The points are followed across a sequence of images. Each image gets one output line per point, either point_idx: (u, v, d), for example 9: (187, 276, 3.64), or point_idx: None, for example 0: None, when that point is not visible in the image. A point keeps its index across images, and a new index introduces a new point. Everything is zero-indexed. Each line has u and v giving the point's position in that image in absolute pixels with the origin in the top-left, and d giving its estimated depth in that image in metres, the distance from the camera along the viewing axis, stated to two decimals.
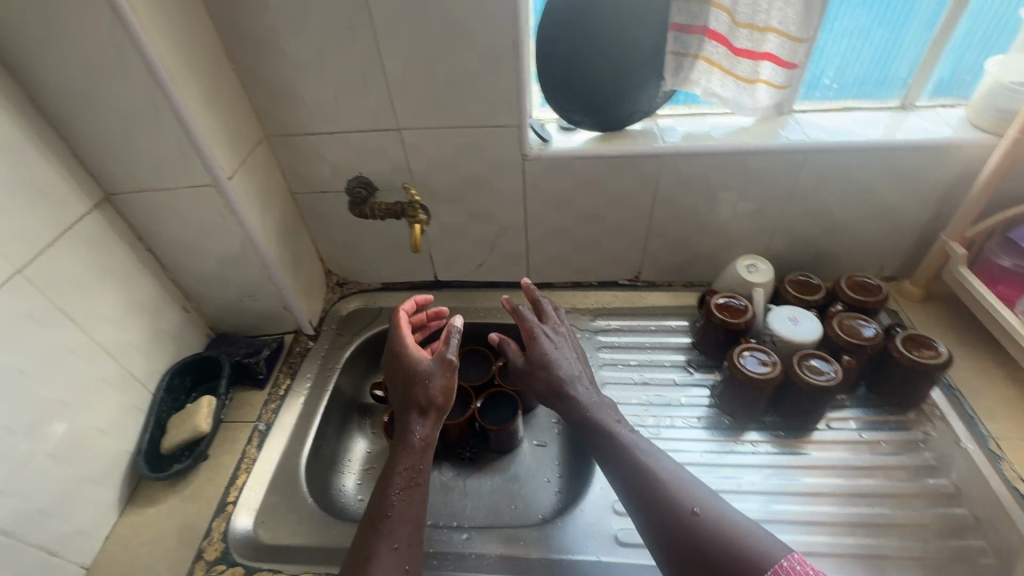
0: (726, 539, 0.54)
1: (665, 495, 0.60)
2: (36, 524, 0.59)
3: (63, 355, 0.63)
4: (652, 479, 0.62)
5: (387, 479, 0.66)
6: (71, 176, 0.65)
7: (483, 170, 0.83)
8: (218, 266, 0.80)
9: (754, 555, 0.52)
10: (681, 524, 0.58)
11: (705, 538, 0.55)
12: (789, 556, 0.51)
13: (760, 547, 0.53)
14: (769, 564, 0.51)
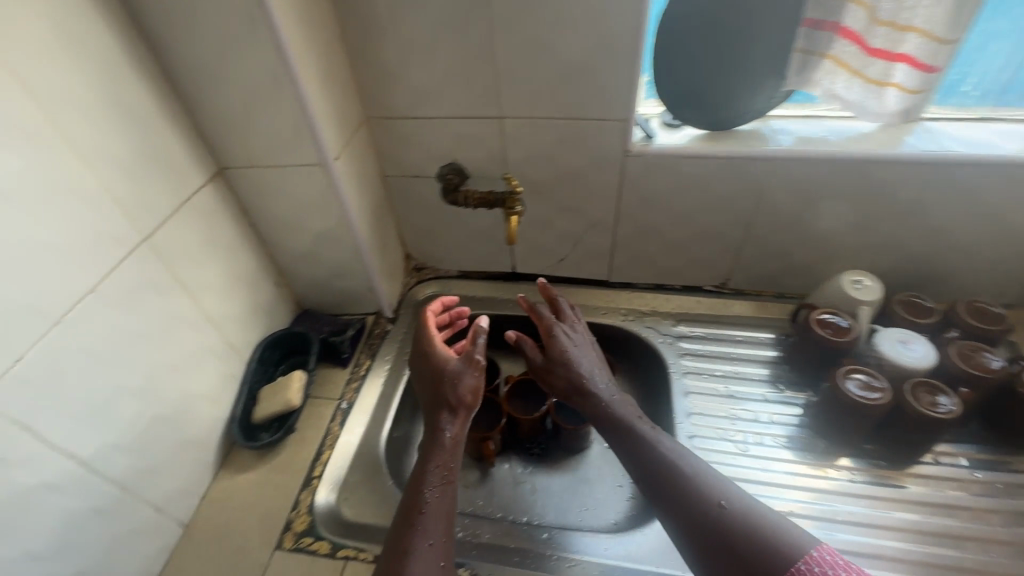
0: (754, 530, 0.54)
1: (690, 488, 0.60)
2: (148, 480, 0.61)
3: (178, 322, 0.65)
4: (675, 473, 0.61)
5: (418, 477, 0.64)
6: (193, 148, 0.66)
7: (580, 163, 0.81)
8: (313, 243, 0.81)
9: (781, 546, 0.52)
10: (706, 514, 0.57)
11: (734, 530, 0.55)
12: (818, 547, 0.51)
13: (790, 539, 0.52)
14: (800, 556, 0.50)
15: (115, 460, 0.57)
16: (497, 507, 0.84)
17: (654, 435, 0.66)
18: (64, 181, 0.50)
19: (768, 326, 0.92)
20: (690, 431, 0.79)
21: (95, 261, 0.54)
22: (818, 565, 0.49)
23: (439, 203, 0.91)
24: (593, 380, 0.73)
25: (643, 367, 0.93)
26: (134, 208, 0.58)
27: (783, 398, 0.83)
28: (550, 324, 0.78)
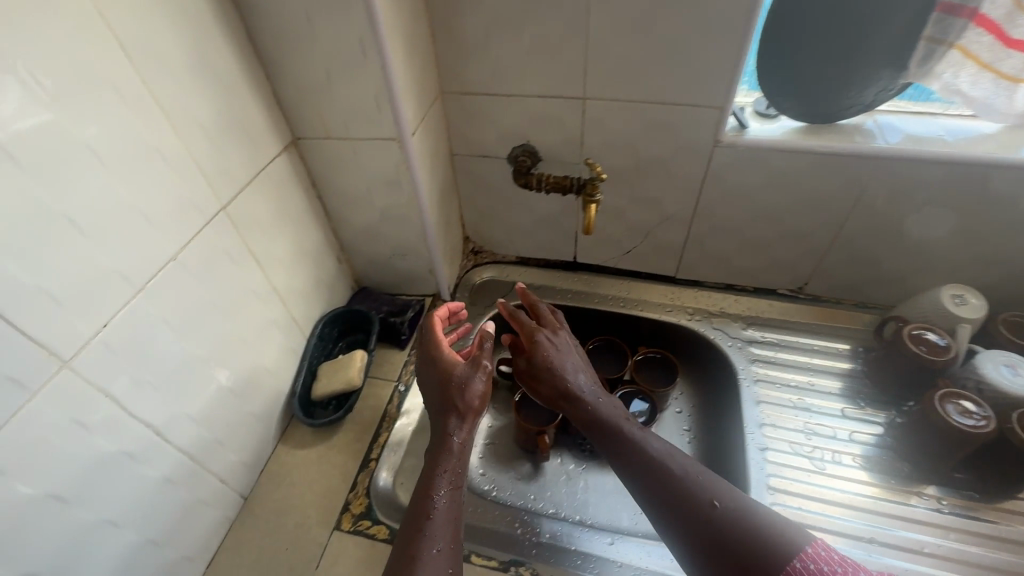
0: (750, 527, 0.49)
1: (679, 485, 0.55)
2: (215, 452, 0.61)
3: (248, 294, 0.64)
4: (666, 471, 0.56)
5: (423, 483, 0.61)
6: (271, 116, 0.64)
7: (664, 152, 0.76)
8: (379, 221, 0.79)
9: (775, 543, 0.47)
10: (696, 517, 0.52)
11: (729, 530, 0.50)
12: (813, 542, 0.47)
13: (786, 535, 0.48)
14: (796, 554, 0.45)
15: (187, 430, 0.56)
16: (549, 503, 0.82)
17: (645, 435, 0.60)
18: (150, 142, 0.48)
19: (846, 337, 0.86)
20: (762, 442, 0.74)
21: (177, 229, 0.52)
22: (815, 563, 0.45)
23: (506, 186, 0.88)
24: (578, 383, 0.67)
25: (706, 370, 0.89)
26: (213, 175, 0.56)
27: (862, 415, 0.77)
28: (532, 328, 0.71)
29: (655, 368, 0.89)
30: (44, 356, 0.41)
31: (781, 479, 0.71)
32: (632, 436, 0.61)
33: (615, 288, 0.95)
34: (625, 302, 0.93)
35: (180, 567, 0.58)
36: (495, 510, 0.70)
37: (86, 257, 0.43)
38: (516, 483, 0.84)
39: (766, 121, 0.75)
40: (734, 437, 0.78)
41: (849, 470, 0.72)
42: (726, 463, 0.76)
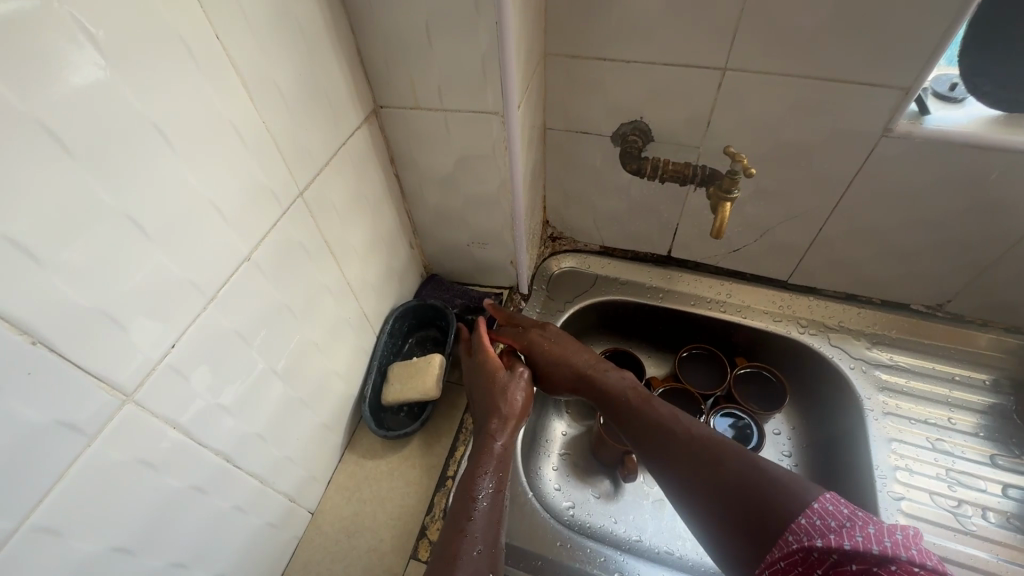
0: (759, 484, 0.46)
1: (687, 450, 0.52)
2: (285, 471, 0.54)
3: (322, 291, 0.55)
4: (676, 439, 0.53)
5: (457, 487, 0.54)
6: (353, 80, 0.53)
7: (812, 140, 0.62)
8: (461, 205, 0.69)
9: (785, 494, 0.44)
10: (709, 477, 0.49)
11: (739, 488, 0.46)
12: (820, 498, 0.43)
13: (788, 489, 0.44)
14: (797, 510, 0.42)
15: (259, 452, 0.49)
16: (631, 528, 0.73)
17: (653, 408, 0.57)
18: (223, 116, 0.38)
19: (995, 368, 0.73)
20: (896, 491, 0.64)
21: (251, 220, 0.43)
22: (822, 519, 0.41)
23: (604, 168, 0.75)
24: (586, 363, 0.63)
25: (818, 392, 0.77)
26: (290, 154, 0.46)
27: (1016, 466, 0.66)
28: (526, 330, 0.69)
29: (759, 386, 0.78)
30: (102, 389, 0.33)
31: (921, 538, 0.61)
32: (644, 411, 0.58)
33: (712, 289, 0.84)
34: (723, 307, 0.82)
35: None
36: (590, 548, 0.60)
37: (150, 264, 0.35)
38: (594, 503, 0.75)
39: (949, 105, 0.60)
40: (858, 478, 0.67)
41: (1004, 533, 0.61)
42: (847, 507, 0.66)
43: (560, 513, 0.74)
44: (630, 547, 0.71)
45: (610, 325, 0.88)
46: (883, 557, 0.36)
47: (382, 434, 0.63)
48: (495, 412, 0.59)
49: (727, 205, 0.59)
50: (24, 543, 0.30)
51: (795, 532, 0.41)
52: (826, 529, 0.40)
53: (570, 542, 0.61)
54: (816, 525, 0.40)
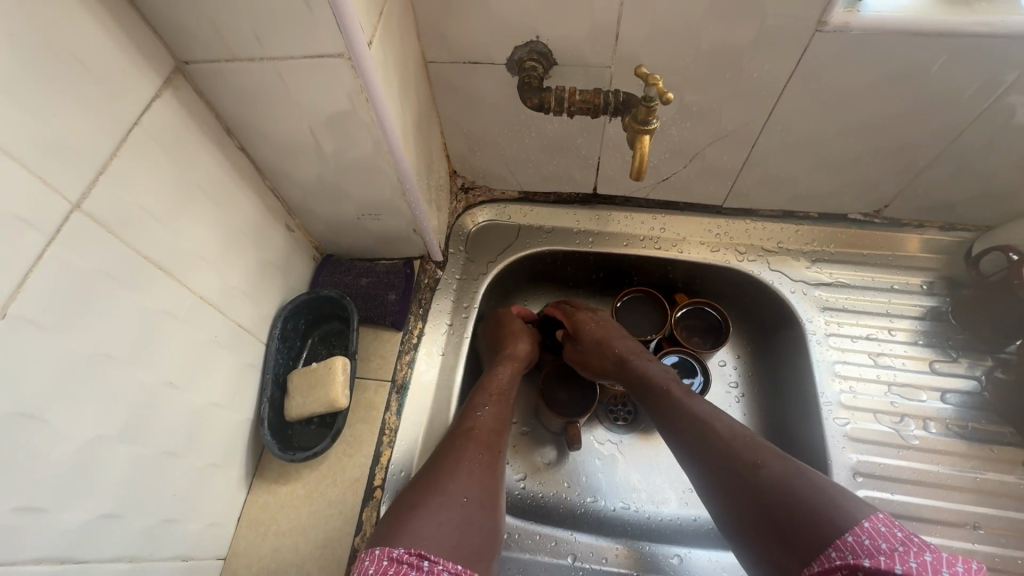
0: (790, 486, 0.45)
1: (725, 446, 0.51)
2: (164, 535, 0.45)
3: (160, 319, 0.44)
4: (711, 432, 0.53)
5: (476, 431, 0.55)
6: (126, 32, 0.38)
7: (737, 43, 0.53)
8: (335, 175, 0.56)
9: (824, 507, 0.42)
10: (746, 482, 0.48)
11: (766, 495, 0.46)
12: (872, 517, 0.41)
13: (838, 504, 0.42)
14: (842, 526, 0.41)
15: (114, 530, 0.40)
16: (586, 490, 0.70)
17: (694, 402, 0.57)
18: None
19: (930, 270, 0.71)
20: (841, 416, 0.63)
21: None
22: (872, 540, 0.39)
23: (505, 104, 0.63)
24: (626, 345, 0.65)
25: (759, 319, 0.74)
26: (38, 157, 0.33)
27: (953, 369, 0.66)
28: (597, 313, 0.70)
29: (699, 320, 0.74)
30: None
31: (869, 461, 0.60)
32: (681, 398, 0.58)
33: (647, 225, 0.76)
34: (660, 243, 0.75)
35: None
36: (538, 534, 0.57)
37: None
38: (543, 471, 0.71)
39: None
40: (802, 407, 0.66)
41: (944, 441, 0.61)
42: (797, 438, 0.65)
43: (511, 488, 0.69)
44: (586, 511, 0.69)
45: (541, 278, 0.80)
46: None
47: (289, 454, 0.55)
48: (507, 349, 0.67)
49: (647, 138, 0.49)
50: None
51: (840, 549, 0.39)
52: (876, 551, 0.38)
53: (517, 532, 0.57)
54: (864, 544, 0.39)
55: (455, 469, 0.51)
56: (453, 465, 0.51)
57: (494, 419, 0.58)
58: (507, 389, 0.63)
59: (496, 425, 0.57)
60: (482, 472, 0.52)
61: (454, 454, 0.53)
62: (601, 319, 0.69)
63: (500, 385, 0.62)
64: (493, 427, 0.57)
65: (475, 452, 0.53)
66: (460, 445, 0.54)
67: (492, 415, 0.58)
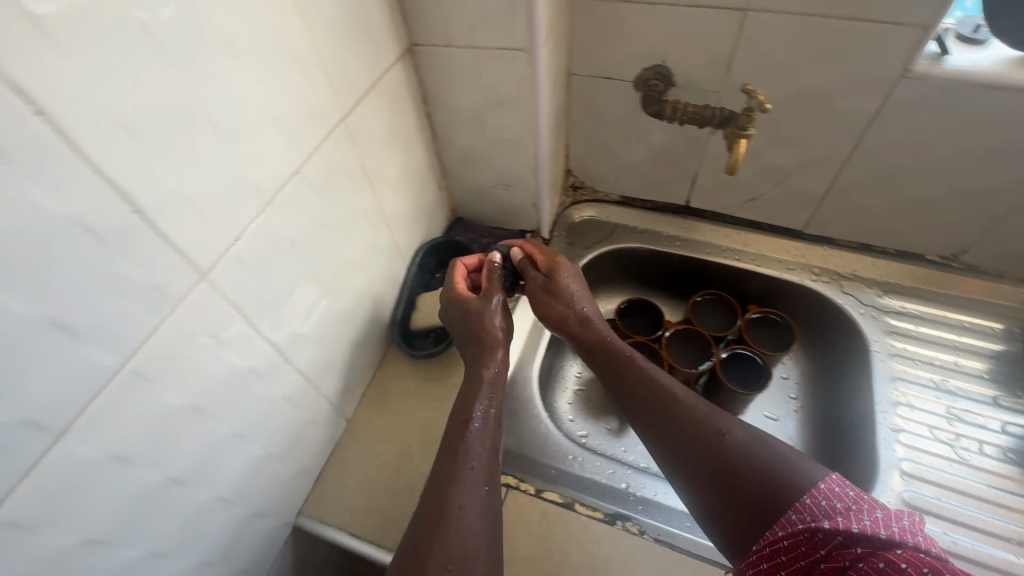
0: (762, 462, 0.46)
1: (691, 424, 0.51)
2: (324, 375, 0.60)
3: (360, 215, 0.61)
4: (688, 425, 0.51)
5: (463, 472, 0.49)
6: (392, 17, 0.57)
7: (830, 82, 0.64)
8: (488, 146, 0.72)
9: (788, 474, 0.45)
10: (711, 450, 0.49)
11: (746, 482, 0.46)
12: (826, 478, 0.44)
13: (798, 467, 0.45)
14: (803, 489, 0.43)
15: (305, 350, 0.56)
16: (641, 456, 0.76)
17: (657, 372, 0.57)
18: (281, 35, 0.43)
19: (1006, 317, 0.74)
20: (895, 424, 0.67)
21: (303, 138, 0.48)
22: (828, 500, 0.42)
23: (626, 115, 0.78)
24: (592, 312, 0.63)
25: (826, 337, 0.80)
26: (337, 80, 0.51)
27: (1019, 407, 0.68)
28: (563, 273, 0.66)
29: (765, 328, 0.81)
30: (182, 264, 0.39)
31: (917, 466, 0.64)
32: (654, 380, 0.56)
33: (730, 239, 0.86)
34: (740, 256, 0.84)
35: (295, 481, 0.60)
36: (597, 462, 0.66)
37: (223, 161, 0.40)
38: (604, 434, 0.79)
39: (972, 47, 0.61)
40: (859, 415, 0.71)
41: (999, 465, 0.64)
42: (851, 442, 0.70)
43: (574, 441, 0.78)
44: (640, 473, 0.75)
45: (627, 273, 0.91)
46: (889, 542, 0.39)
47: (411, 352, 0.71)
48: (486, 336, 0.61)
49: (743, 142, 0.62)
50: (125, 383, 0.36)
51: (800, 511, 0.42)
52: (833, 511, 0.41)
53: (578, 455, 0.66)
54: (822, 505, 0.42)
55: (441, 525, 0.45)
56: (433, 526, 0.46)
57: (486, 455, 0.51)
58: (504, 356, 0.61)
59: (489, 479, 0.50)
60: (483, 521, 0.47)
61: (440, 508, 0.47)
62: (567, 280, 0.65)
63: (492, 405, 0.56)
64: (484, 462, 0.51)
65: (461, 503, 0.47)
66: (450, 482, 0.49)
67: (478, 444, 0.52)
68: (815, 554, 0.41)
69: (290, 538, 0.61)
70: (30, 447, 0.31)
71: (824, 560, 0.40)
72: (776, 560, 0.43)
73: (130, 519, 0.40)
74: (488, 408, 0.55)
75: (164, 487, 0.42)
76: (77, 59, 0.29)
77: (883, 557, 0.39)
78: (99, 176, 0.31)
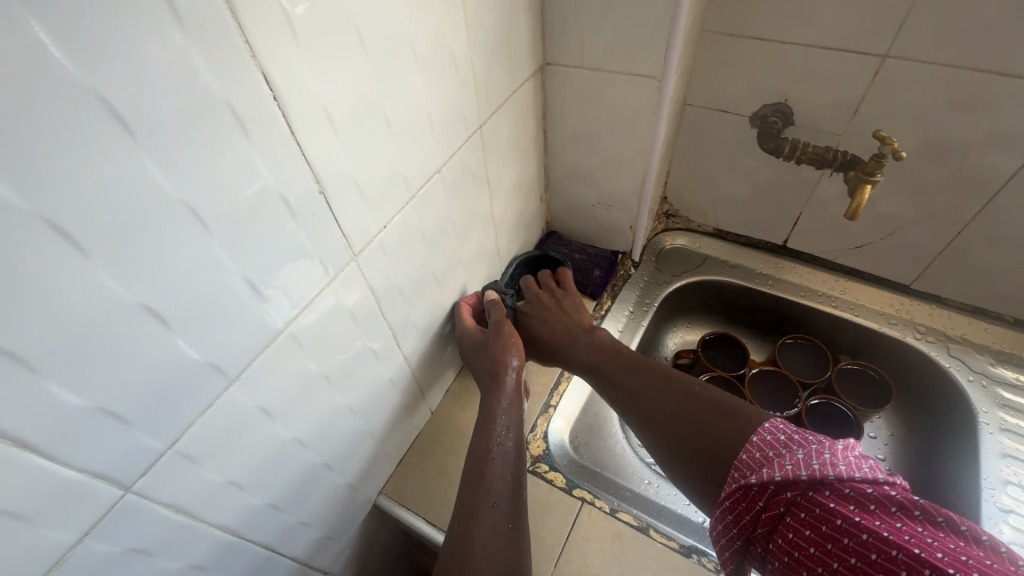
0: (718, 426, 0.48)
1: (658, 406, 0.54)
2: (421, 364, 0.63)
3: (476, 218, 0.64)
4: (658, 409, 0.54)
5: (479, 508, 0.50)
6: (533, 36, 0.61)
7: (968, 137, 0.62)
8: (597, 166, 0.74)
9: (734, 435, 0.46)
10: (672, 425, 0.52)
11: (708, 455, 0.47)
12: (759, 430, 0.45)
13: (741, 426, 0.47)
14: (743, 445, 0.45)
15: (411, 338, 0.59)
16: None
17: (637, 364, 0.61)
18: (448, 46, 0.47)
19: None
20: (1003, 503, 0.62)
21: (447, 140, 0.52)
22: (761, 450, 0.43)
23: (735, 149, 0.78)
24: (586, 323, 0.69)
25: (925, 400, 0.76)
26: (482, 90, 0.55)
27: None
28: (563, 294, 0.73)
29: (863, 382, 0.78)
30: (341, 244, 0.42)
31: None
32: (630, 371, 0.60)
33: (824, 284, 0.84)
34: (833, 302, 0.82)
35: (382, 460, 0.63)
36: (674, 492, 0.65)
37: (386, 154, 0.44)
38: None
39: None
40: (961, 488, 0.66)
41: None
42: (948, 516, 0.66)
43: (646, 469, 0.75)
44: None
45: (712, 306, 0.90)
46: (815, 484, 0.39)
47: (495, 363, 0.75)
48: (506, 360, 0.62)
49: (867, 186, 0.61)
50: (282, 344, 0.40)
51: (738, 470, 0.44)
52: (763, 463, 0.42)
53: (655, 482, 0.66)
54: (754, 460, 0.43)
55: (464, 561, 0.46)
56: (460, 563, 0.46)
57: (508, 491, 0.53)
58: (515, 384, 0.62)
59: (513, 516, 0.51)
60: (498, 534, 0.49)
61: (466, 550, 0.47)
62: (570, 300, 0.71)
63: (511, 436, 0.58)
64: (506, 500, 0.52)
65: (480, 536, 0.48)
66: (473, 519, 0.50)
67: (499, 474, 0.54)
68: (756, 506, 0.42)
69: (368, 514, 0.64)
70: (211, 389, 0.35)
71: (764, 511, 0.42)
72: (727, 520, 0.44)
73: (264, 471, 0.43)
74: (507, 429, 0.58)
75: (291, 446, 0.45)
76: (307, 53, 0.33)
77: (812, 497, 0.39)
78: (303, 157, 0.36)
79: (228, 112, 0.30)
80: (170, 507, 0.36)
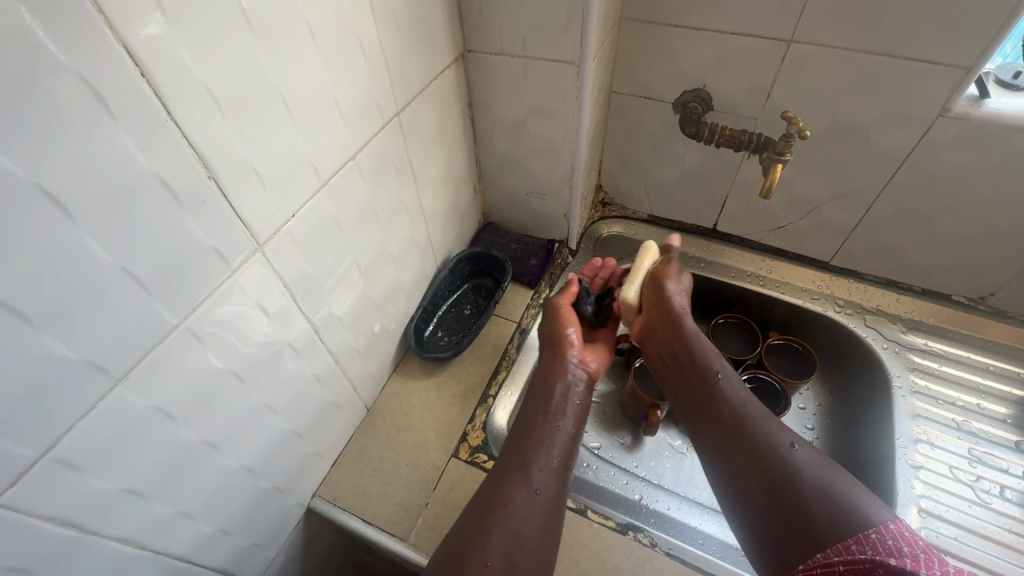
0: (819, 485, 0.45)
1: (754, 436, 0.51)
2: (351, 359, 0.62)
3: (402, 207, 0.63)
4: (745, 431, 0.52)
5: (530, 470, 0.52)
6: (450, 21, 0.60)
7: (867, 117, 0.66)
8: (527, 154, 0.75)
9: (848, 504, 0.43)
10: (770, 460, 0.49)
11: (793, 493, 0.46)
12: (896, 521, 0.41)
13: (863, 501, 0.44)
14: (868, 523, 0.41)
15: (337, 332, 0.57)
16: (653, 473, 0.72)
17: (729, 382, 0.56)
18: (353, 28, 0.46)
19: None
20: (915, 459, 0.67)
21: (360, 126, 0.50)
22: (895, 541, 0.39)
23: (661, 136, 0.80)
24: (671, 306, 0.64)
25: (846, 370, 0.80)
26: (397, 75, 0.54)
27: None
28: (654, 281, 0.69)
29: (787, 357, 0.81)
30: (242, 234, 0.40)
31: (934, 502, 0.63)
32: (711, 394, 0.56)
33: (755, 264, 0.87)
34: (764, 281, 0.85)
35: (314, 462, 0.61)
36: (611, 473, 0.70)
37: (287, 138, 0.42)
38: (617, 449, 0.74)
39: (1010, 92, 0.62)
40: (878, 448, 0.71)
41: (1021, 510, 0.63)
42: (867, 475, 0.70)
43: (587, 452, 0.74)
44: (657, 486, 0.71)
45: None
46: None
47: (435, 363, 0.73)
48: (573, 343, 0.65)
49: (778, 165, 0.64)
50: (179, 339, 0.38)
51: (860, 542, 0.40)
52: (899, 551, 0.38)
53: (596, 465, 0.70)
54: (886, 542, 0.39)
55: (487, 528, 0.47)
56: (483, 532, 0.47)
57: (554, 465, 0.54)
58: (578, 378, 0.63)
59: (550, 493, 0.52)
60: (537, 507, 0.50)
61: (489, 515, 0.48)
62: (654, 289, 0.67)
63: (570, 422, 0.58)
64: (551, 472, 0.53)
65: (512, 499, 0.49)
66: (507, 480, 0.51)
67: (552, 441, 0.55)
68: None
69: (302, 518, 0.62)
70: (90, 390, 0.33)
71: None
72: None
73: (168, 475, 0.41)
74: (569, 411, 0.59)
75: (201, 449, 0.43)
76: (179, 29, 0.31)
77: None
78: (180, 134, 0.33)
79: (80, 83, 0.27)
80: (53, 520, 0.33)
